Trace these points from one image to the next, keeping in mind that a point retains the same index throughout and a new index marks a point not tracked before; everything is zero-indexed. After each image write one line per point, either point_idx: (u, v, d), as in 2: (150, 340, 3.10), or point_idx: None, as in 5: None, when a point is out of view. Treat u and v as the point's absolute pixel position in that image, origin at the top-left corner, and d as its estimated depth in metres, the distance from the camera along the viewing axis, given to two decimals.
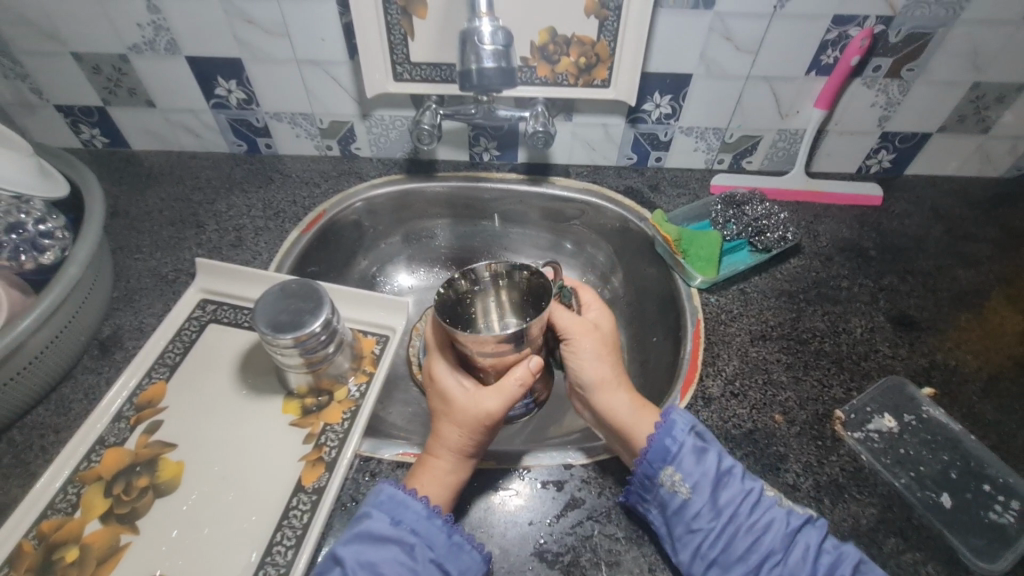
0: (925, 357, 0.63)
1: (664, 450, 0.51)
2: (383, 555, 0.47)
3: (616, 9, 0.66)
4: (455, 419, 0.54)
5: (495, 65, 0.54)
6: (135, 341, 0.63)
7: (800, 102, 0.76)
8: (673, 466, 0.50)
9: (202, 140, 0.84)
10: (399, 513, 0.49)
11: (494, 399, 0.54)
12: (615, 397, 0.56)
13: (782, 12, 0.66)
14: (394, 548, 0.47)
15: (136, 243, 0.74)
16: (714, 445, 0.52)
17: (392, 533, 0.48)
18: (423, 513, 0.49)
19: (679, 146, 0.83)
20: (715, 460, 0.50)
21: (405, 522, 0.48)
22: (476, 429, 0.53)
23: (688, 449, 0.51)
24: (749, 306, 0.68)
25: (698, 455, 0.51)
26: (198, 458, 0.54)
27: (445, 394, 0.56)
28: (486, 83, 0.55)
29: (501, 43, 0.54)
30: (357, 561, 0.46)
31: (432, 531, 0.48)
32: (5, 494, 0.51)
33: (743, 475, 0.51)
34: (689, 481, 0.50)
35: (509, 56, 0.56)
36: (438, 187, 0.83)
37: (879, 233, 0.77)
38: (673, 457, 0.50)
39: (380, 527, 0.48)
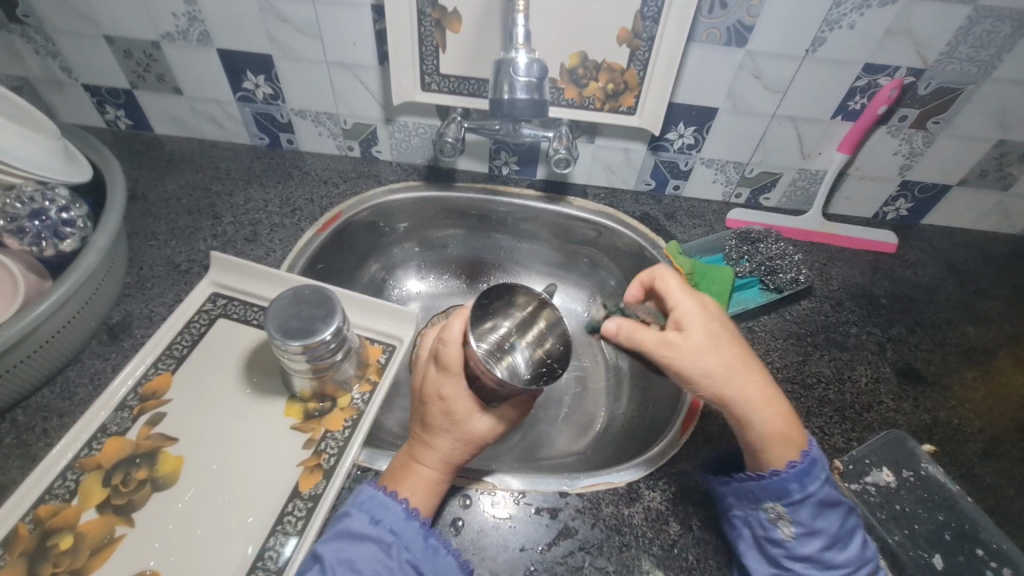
0: (928, 412, 0.63)
1: (783, 489, 0.49)
2: (361, 552, 0.46)
3: (649, 40, 0.66)
4: (459, 438, 0.52)
5: (527, 98, 0.55)
6: (144, 329, 0.63)
7: (823, 145, 0.76)
8: (785, 505, 0.49)
9: (225, 130, 0.85)
10: (378, 513, 0.48)
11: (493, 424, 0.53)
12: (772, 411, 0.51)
13: (813, 56, 0.66)
14: (373, 547, 0.46)
15: (152, 229, 0.74)
16: (846, 504, 0.49)
17: (371, 532, 0.47)
18: (403, 514, 0.48)
19: (698, 177, 0.83)
20: (837, 517, 0.49)
21: (385, 522, 0.48)
22: (474, 448, 0.53)
23: (814, 501, 0.49)
24: (756, 345, 0.69)
25: (820, 510, 0.49)
26: (198, 455, 0.54)
27: (449, 408, 0.52)
28: (516, 113, 0.56)
29: (534, 75, 0.55)
30: (335, 557, 0.45)
31: (412, 533, 0.48)
32: (5, 475, 0.52)
33: (861, 541, 0.50)
34: (799, 528, 0.49)
35: (542, 88, 0.56)
36: (456, 197, 0.83)
37: (891, 281, 0.77)
38: (790, 500, 0.49)
39: (359, 526, 0.47)
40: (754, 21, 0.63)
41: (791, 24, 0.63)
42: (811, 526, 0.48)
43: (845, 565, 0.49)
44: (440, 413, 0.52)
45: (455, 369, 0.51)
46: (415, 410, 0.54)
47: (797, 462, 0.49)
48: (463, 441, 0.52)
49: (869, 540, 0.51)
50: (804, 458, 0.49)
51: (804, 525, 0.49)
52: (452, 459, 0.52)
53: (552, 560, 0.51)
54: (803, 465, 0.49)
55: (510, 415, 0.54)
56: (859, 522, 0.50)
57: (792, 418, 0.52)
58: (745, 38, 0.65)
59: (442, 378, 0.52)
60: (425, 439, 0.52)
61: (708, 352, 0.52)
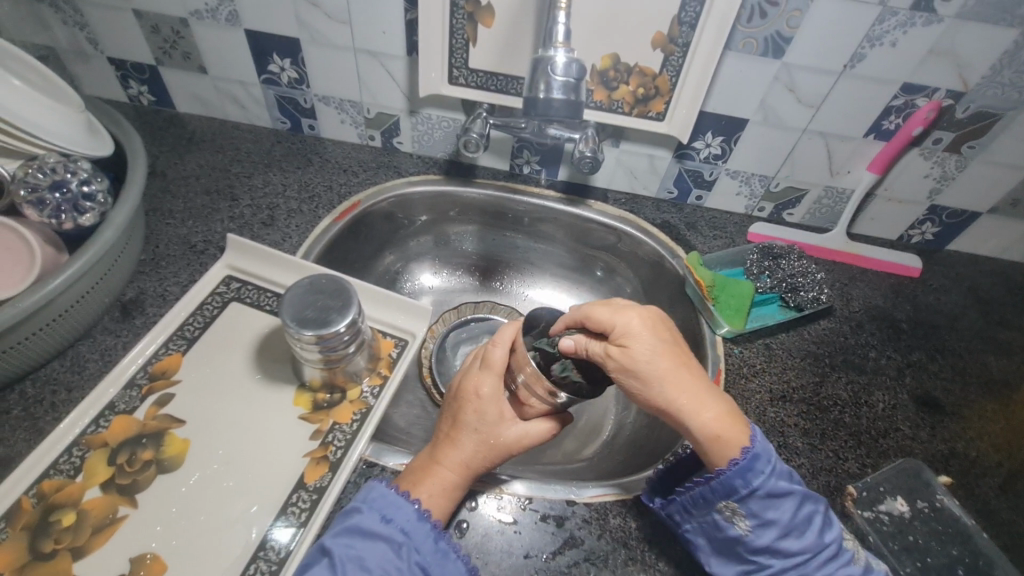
0: (945, 443, 0.62)
1: (730, 486, 0.48)
2: (370, 550, 0.45)
3: (684, 46, 0.65)
4: (484, 442, 0.52)
5: (563, 98, 0.54)
6: (156, 308, 0.63)
7: (852, 163, 0.75)
8: (735, 501, 0.48)
9: (247, 112, 0.84)
10: (389, 512, 0.48)
11: (519, 436, 0.52)
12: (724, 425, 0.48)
13: (851, 72, 0.65)
14: (382, 546, 0.46)
15: (169, 207, 0.73)
16: (797, 492, 0.48)
17: (382, 530, 0.46)
18: (415, 515, 0.47)
19: (722, 188, 0.81)
20: (790, 505, 0.47)
21: (396, 522, 0.47)
22: (496, 455, 0.52)
23: (761, 492, 0.47)
24: (772, 362, 0.68)
25: (768, 500, 0.47)
26: (205, 439, 0.54)
27: (483, 408, 0.53)
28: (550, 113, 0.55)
29: (573, 76, 0.54)
30: (345, 554, 0.45)
31: (422, 534, 0.47)
32: (11, 447, 0.51)
33: (821, 525, 0.48)
34: (752, 521, 0.48)
35: (579, 89, 0.55)
36: (475, 194, 0.82)
37: (913, 306, 0.76)
38: (738, 496, 0.48)
39: (370, 523, 0.47)
40: (794, 33, 0.62)
41: (831, 38, 0.62)
42: (763, 517, 0.48)
43: (804, 553, 0.48)
44: (473, 413, 0.53)
45: (497, 368, 0.54)
46: (447, 413, 0.55)
47: (742, 457, 0.47)
48: (488, 444, 0.52)
49: (834, 521, 0.50)
50: (748, 454, 0.47)
51: (756, 517, 0.48)
52: (471, 462, 0.51)
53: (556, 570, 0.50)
54: (748, 461, 0.47)
55: (539, 433, 0.53)
56: (817, 506, 0.49)
57: (732, 416, 0.50)
58: (782, 50, 0.64)
59: (482, 378, 0.54)
60: (450, 439, 0.53)
61: (651, 362, 0.47)
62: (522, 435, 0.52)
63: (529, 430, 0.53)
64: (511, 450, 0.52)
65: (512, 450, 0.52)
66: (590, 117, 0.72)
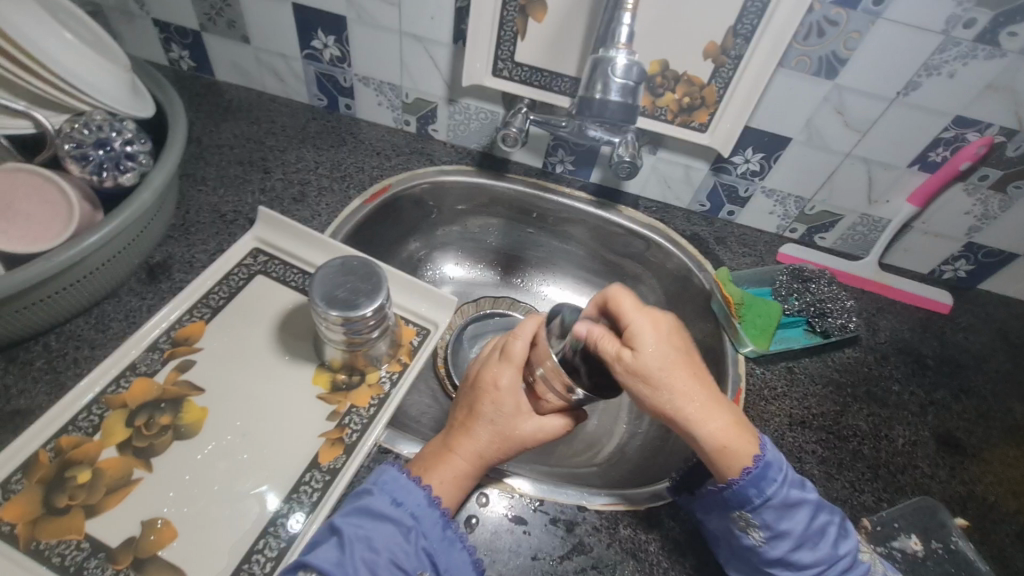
0: (964, 485, 0.61)
1: (744, 497, 0.47)
2: (378, 532, 0.45)
3: (736, 59, 0.64)
4: (498, 435, 0.51)
5: (620, 101, 0.55)
6: (183, 275, 0.63)
7: (892, 193, 0.73)
8: (751, 513, 0.47)
9: (285, 86, 0.84)
10: (400, 495, 0.47)
11: (533, 431, 0.51)
12: (735, 441, 0.47)
13: (904, 100, 0.63)
14: (392, 529, 0.45)
15: (203, 174, 0.73)
16: (811, 500, 0.47)
17: (391, 513, 0.46)
18: (425, 501, 0.47)
19: (756, 205, 0.80)
20: (804, 515, 0.47)
21: (406, 506, 0.47)
22: (509, 449, 0.51)
23: (774, 504, 0.47)
24: (794, 386, 0.67)
25: (783, 510, 0.47)
26: (223, 409, 0.54)
27: (500, 400, 0.52)
28: (605, 115, 0.55)
29: (632, 79, 0.54)
30: (354, 533, 0.44)
31: (431, 521, 0.46)
32: (32, 399, 0.52)
33: (835, 537, 0.48)
34: (766, 531, 0.47)
35: (636, 93, 0.56)
36: (506, 189, 0.82)
37: (940, 342, 0.74)
38: (753, 507, 0.47)
39: (380, 506, 0.46)
40: (850, 54, 0.61)
41: (888, 64, 0.61)
42: (777, 528, 0.47)
43: (817, 564, 0.47)
44: (489, 404, 0.52)
45: (516, 360, 0.52)
46: (462, 399, 0.54)
47: (752, 468, 0.46)
48: (503, 436, 0.51)
49: (849, 530, 0.50)
50: (757, 464, 0.47)
51: (770, 529, 0.47)
52: (484, 453, 0.51)
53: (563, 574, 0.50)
54: (759, 472, 0.46)
55: (552, 429, 0.52)
56: (830, 517, 0.48)
57: (743, 430, 0.48)
58: (836, 71, 0.62)
59: (500, 369, 0.52)
60: (464, 427, 0.52)
61: (664, 367, 0.46)
62: (540, 429, 0.52)
63: (547, 425, 0.52)
64: (526, 443, 0.52)
65: (528, 443, 0.52)
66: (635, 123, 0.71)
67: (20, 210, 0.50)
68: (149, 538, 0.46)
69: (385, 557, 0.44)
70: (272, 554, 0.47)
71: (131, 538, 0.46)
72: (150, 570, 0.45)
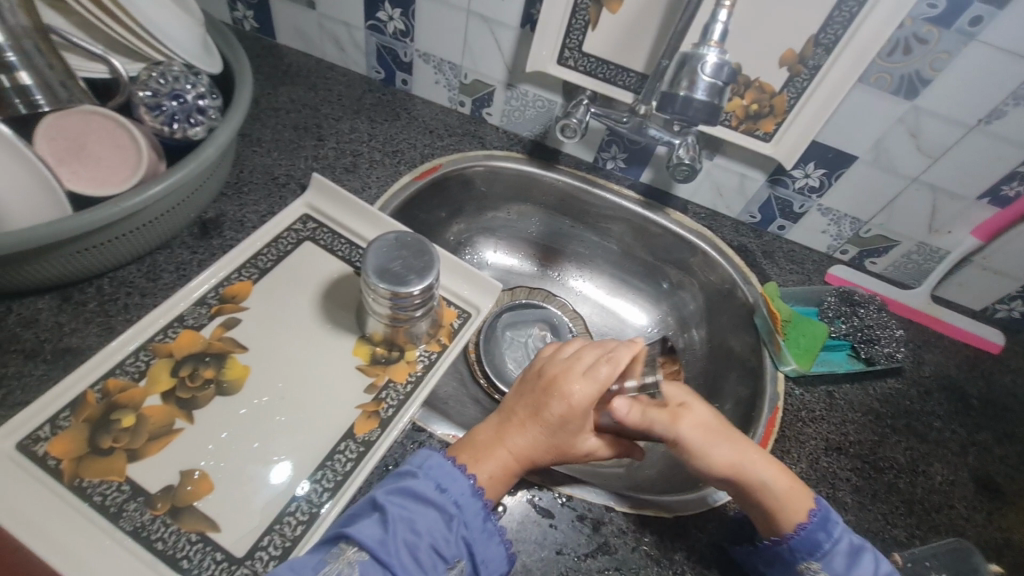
0: (1000, 531, 0.59)
1: (814, 542, 0.49)
2: (421, 515, 0.45)
3: (813, 69, 0.62)
4: (556, 447, 0.52)
5: (707, 100, 0.54)
6: (234, 233, 0.63)
7: (956, 223, 0.70)
8: (820, 560, 0.49)
9: (344, 55, 0.83)
10: (444, 481, 0.47)
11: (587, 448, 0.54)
12: (794, 486, 0.52)
13: (984, 128, 0.61)
14: (433, 513, 0.46)
15: (258, 135, 0.73)
16: (874, 549, 0.50)
17: (434, 498, 0.46)
18: (469, 491, 0.47)
19: (809, 223, 0.78)
20: (872, 562, 0.49)
21: (449, 493, 0.47)
22: (558, 459, 0.53)
23: (842, 549, 0.49)
24: (832, 411, 0.66)
25: (852, 557, 0.49)
26: (264, 370, 0.54)
27: (569, 412, 0.53)
28: (689, 112, 0.55)
29: (721, 79, 0.54)
30: (397, 514, 0.45)
31: (473, 511, 0.47)
32: (83, 339, 0.53)
33: None
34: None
35: (722, 94, 0.55)
36: (554, 180, 0.80)
37: (987, 383, 0.71)
38: (821, 553, 0.49)
39: (423, 489, 0.46)
40: (935, 75, 0.58)
41: (973, 88, 0.58)
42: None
43: None
44: (558, 416, 0.53)
45: (601, 383, 0.53)
46: (527, 395, 0.55)
47: (816, 510, 0.50)
48: (563, 448, 0.53)
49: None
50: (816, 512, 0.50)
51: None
52: (537, 457, 0.52)
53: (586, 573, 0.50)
54: (822, 515, 0.50)
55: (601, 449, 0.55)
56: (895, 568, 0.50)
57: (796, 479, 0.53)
58: (917, 91, 0.60)
59: (582, 387, 0.53)
60: (528, 429, 0.53)
61: (704, 423, 0.54)
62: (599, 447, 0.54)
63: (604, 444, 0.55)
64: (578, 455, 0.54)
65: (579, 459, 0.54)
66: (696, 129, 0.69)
67: (93, 153, 0.51)
68: (186, 488, 0.47)
69: (426, 542, 0.44)
70: (303, 518, 0.48)
71: (169, 486, 0.47)
72: (186, 519, 0.46)
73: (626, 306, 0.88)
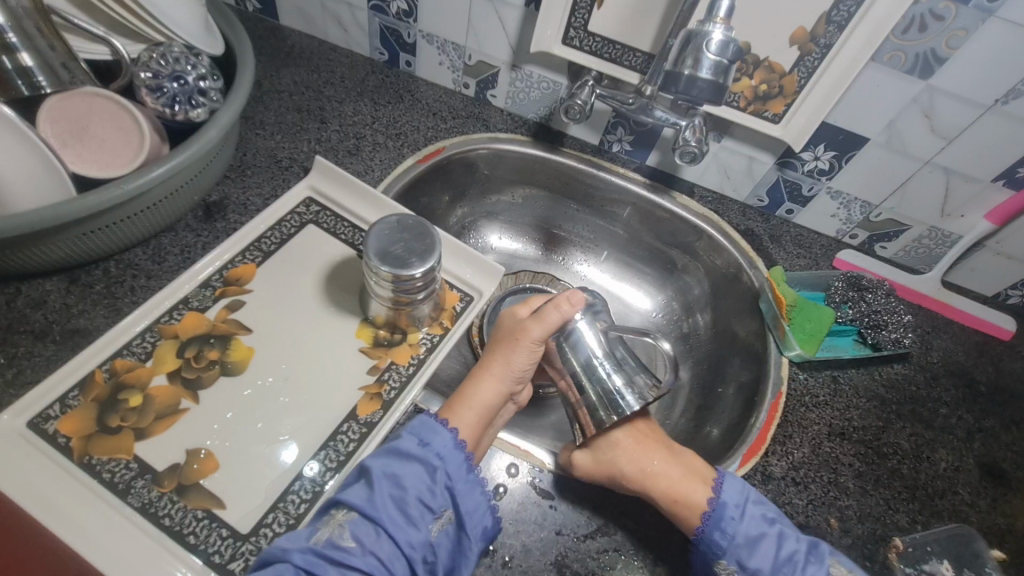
0: (1004, 517, 0.59)
1: (713, 543, 0.52)
2: (406, 470, 0.47)
3: (825, 47, 0.60)
4: (505, 346, 0.58)
5: (711, 79, 0.54)
6: (237, 216, 0.63)
7: (969, 207, 0.69)
8: (725, 558, 0.52)
9: (347, 36, 0.82)
10: (427, 437, 0.49)
11: (533, 333, 0.57)
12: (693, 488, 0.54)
13: (1001, 108, 0.59)
14: (418, 467, 0.47)
15: (261, 118, 0.73)
16: (775, 531, 0.51)
17: (419, 453, 0.48)
18: (451, 443, 0.49)
19: (818, 206, 0.76)
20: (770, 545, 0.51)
21: (432, 447, 0.49)
22: (516, 357, 0.57)
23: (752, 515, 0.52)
24: (837, 397, 0.65)
25: (750, 547, 0.51)
26: (268, 352, 0.55)
27: (506, 325, 0.61)
28: (694, 93, 0.54)
29: (726, 57, 0.53)
30: (382, 471, 0.46)
31: (456, 463, 0.48)
32: (90, 320, 0.53)
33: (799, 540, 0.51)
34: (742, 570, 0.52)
35: (727, 72, 0.54)
36: (559, 163, 0.79)
37: (996, 369, 0.70)
38: (724, 549, 0.51)
39: (408, 446, 0.48)
40: (952, 54, 0.56)
41: (990, 67, 0.56)
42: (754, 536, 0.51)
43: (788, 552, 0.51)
44: (499, 332, 0.61)
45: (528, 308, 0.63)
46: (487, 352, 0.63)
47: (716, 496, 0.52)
48: (510, 341, 0.58)
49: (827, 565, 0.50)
50: (713, 505, 0.52)
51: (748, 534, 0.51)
52: (496, 367, 0.57)
53: (584, 554, 0.50)
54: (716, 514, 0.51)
55: (544, 324, 0.57)
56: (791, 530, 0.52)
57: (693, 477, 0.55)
58: (932, 70, 0.58)
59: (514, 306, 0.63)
60: (489, 352, 0.60)
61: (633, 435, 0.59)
62: (535, 320, 0.58)
63: (541, 316, 0.58)
64: (526, 345, 0.57)
65: (529, 340, 0.57)
66: (703, 109, 0.68)
67: (97, 136, 0.51)
68: (193, 467, 0.48)
69: (413, 494, 0.46)
70: (306, 496, 0.48)
71: (176, 465, 0.48)
72: (192, 497, 0.46)
73: (631, 290, 0.87)
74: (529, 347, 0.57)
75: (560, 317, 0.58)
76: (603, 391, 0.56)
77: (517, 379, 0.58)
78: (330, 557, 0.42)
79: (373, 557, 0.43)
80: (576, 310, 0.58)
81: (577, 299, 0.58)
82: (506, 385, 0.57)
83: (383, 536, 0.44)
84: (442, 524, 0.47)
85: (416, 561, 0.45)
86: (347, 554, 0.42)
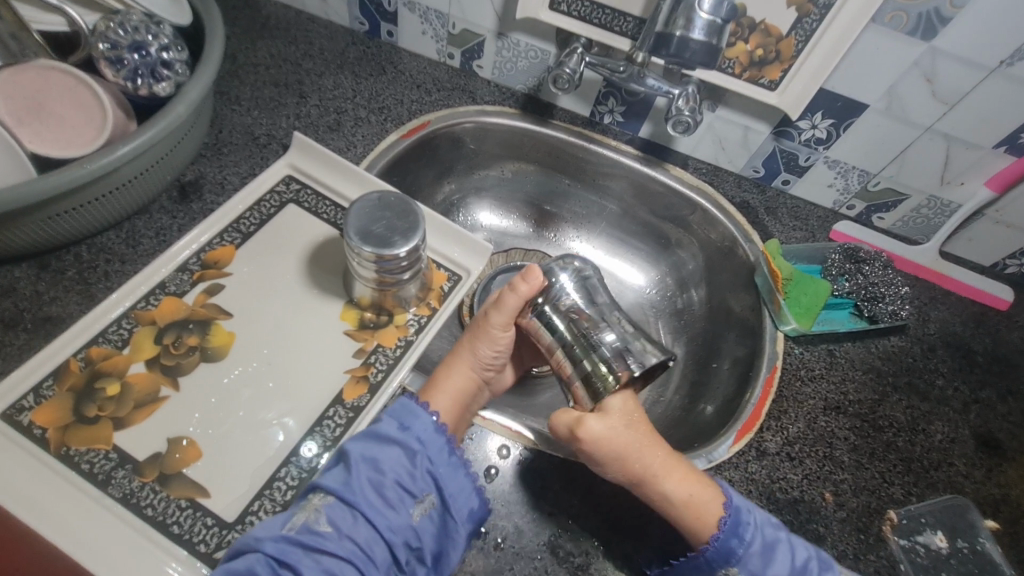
0: (998, 487, 0.59)
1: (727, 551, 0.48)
2: (384, 454, 0.46)
3: (824, 8, 0.58)
4: (469, 336, 0.57)
5: (704, 40, 0.52)
6: (215, 196, 0.61)
7: (969, 175, 0.67)
8: (738, 566, 0.48)
9: (325, 5, 0.78)
10: (407, 420, 0.48)
11: (493, 319, 0.55)
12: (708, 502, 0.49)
13: (1006, 71, 0.56)
14: (398, 451, 0.46)
15: (237, 93, 0.70)
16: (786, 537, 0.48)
17: (398, 437, 0.47)
18: (431, 427, 0.48)
19: (815, 177, 0.74)
20: (784, 553, 0.48)
21: (412, 431, 0.47)
22: (479, 345, 0.56)
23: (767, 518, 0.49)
24: (833, 370, 0.64)
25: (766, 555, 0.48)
26: (249, 337, 0.53)
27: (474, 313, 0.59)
28: (686, 54, 0.52)
29: (720, 16, 0.51)
30: (361, 455, 0.45)
31: (437, 446, 0.47)
32: (63, 308, 0.51)
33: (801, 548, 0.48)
34: None
35: (721, 34, 0.53)
36: (548, 136, 0.77)
37: (993, 339, 0.69)
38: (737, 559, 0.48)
39: (387, 429, 0.47)
40: (956, 13, 0.54)
41: (994, 27, 0.54)
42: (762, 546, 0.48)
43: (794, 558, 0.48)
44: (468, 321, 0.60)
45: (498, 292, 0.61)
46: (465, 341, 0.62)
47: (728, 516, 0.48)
48: (475, 328, 0.57)
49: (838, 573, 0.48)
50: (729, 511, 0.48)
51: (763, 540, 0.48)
52: (462, 358, 0.56)
53: (577, 534, 0.50)
54: (733, 520, 0.48)
55: (500, 309, 0.55)
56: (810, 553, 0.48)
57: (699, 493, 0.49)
58: (934, 31, 0.56)
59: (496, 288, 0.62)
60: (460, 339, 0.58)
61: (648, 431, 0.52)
62: (495, 305, 0.56)
63: (501, 301, 0.56)
64: (490, 332, 0.56)
65: (488, 325, 0.56)
66: (696, 76, 0.65)
67: (55, 113, 0.49)
68: (174, 456, 0.46)
69: (390, 478, 0.45)
70: (292, 483, 0.47)
71: (157, 454, 0.46)
72: (174, 486, 0.45)
73: (623, 266, 0.86)
74: (494, 333, 0.56)
75: (517, 299, 0.55)
76: (594, 353, 0.52)
77: (489, 366, 0.57)
78: (305, 543, 0.41)
79: (350, 541, 0.43)
80: (534, 289, 0.55)
81: (533, 276, 0.55)
82: (477, 372, 0.56)
83: (360, 521, 0.43)
84: (424, 508, 0.46)
85: (397, 545, 0.44)
86: (323, 540, 0.42)
